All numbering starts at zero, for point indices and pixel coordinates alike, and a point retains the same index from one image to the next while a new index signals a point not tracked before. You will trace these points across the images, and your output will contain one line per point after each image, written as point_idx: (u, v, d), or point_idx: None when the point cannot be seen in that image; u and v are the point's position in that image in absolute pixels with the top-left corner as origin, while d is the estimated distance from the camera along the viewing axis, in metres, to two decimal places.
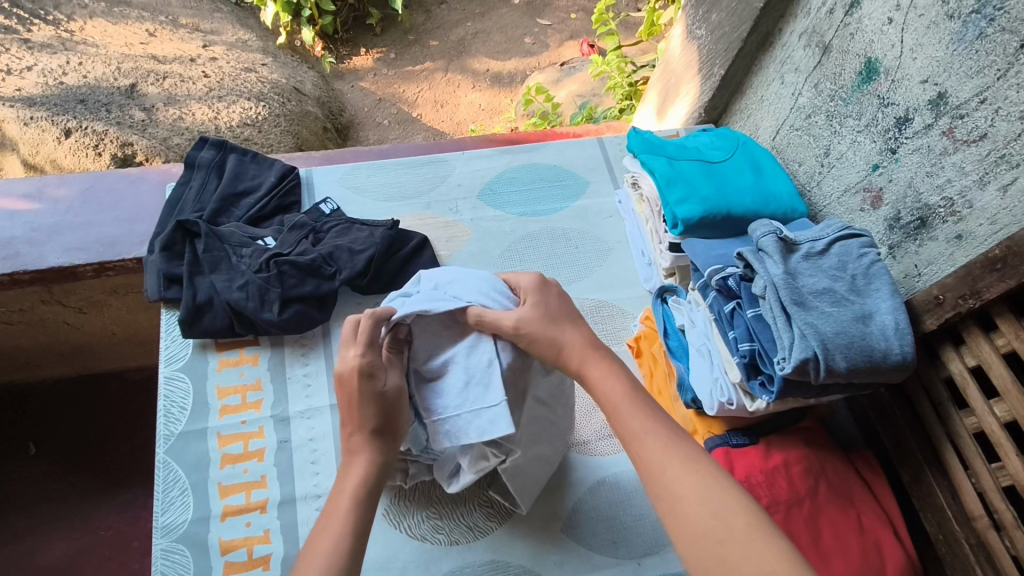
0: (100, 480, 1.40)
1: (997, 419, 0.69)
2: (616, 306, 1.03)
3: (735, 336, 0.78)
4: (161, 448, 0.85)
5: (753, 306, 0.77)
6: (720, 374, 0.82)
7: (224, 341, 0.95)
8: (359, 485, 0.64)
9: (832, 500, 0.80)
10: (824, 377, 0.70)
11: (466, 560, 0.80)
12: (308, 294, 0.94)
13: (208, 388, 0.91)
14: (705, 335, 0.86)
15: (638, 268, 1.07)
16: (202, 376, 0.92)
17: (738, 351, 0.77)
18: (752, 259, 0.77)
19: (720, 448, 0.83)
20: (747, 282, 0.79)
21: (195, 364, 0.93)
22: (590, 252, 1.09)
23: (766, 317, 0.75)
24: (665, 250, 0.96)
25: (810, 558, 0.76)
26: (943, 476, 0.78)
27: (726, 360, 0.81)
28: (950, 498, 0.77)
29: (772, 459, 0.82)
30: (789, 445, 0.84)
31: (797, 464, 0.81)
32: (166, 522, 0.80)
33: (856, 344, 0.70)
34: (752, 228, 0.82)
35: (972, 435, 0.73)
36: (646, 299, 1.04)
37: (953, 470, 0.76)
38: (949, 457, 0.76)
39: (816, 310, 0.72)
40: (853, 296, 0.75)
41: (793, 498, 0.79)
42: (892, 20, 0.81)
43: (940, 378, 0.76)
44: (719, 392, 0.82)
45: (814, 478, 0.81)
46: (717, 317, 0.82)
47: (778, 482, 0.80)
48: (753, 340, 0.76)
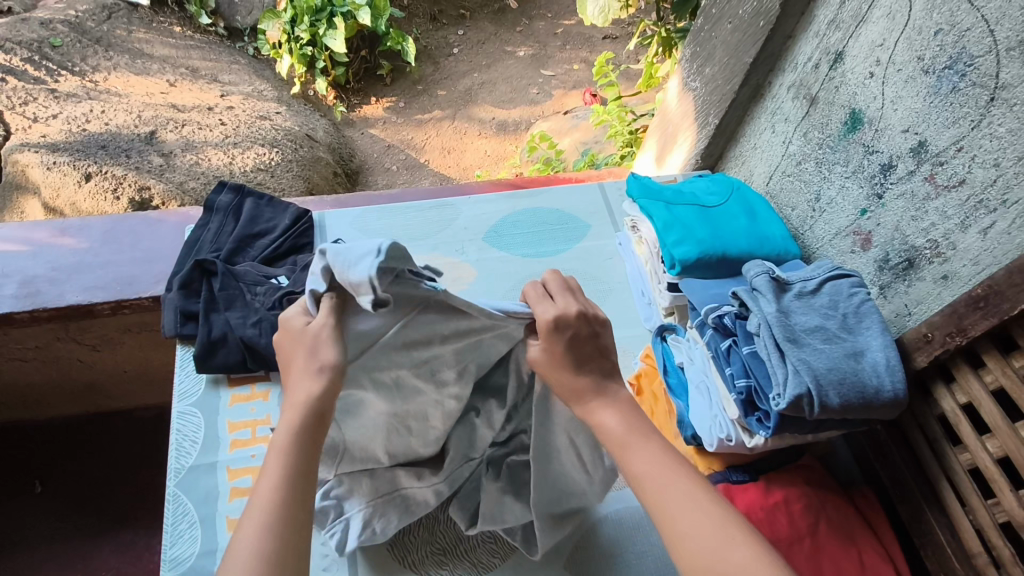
0: (105, 520, 1.41)
1: (990, 455, 0.71)
2: (618, 345, 1.05)
3: (732, 373, 0.80)
4: (172, 481, 0.87)
5: (748, 343, 0.80)
6: (719, 411, 0.84)
7: (236, 377, 0.98)
8: (292, 432, 0.60)
9: (833, 537, 0.80)
10: (818, 413, 0.72)
11: None
12: None
13: (219, 423, 0.93)
14: (703, 372, 0.88)
15: (638, 308, 1.10)
16: (214, 411, 0.95)
17: (735, 388, 0.80)
18: (746, 298, 0.81)
19: (721, 484, 0.84)
20: (742, 320, 0.82)
21: (206, 399, 0.96)
22: (592, 292, 1.12)
23: (761, 353, 0.77)
24: (665, 290, 1.00)
25: None
26: (942, 514, 0.78)
27: (724, 398, 0.84)
28: (950, 537, 0.77)
29: (772, 496, 0.83)
30: (788, 482, 0.85)
31: (797, 501, 0.82)
32: (175, 556, 0.80)
33: (848, 380, 0.73)
34: (746, 268, 0.85)
35: (967, 472, 0.74)
36: (646, 337, 1.07)
37: (952, 507, 0.76)
38: (946, 494, 0.77)
39: (809, 347, 0.75)
40: (845, 334, 0.77)
41: (794, 535, 0.79)
42: (873, 74, 0.86)
43: (933, 415, 0.78)
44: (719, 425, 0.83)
45: (815, 515, 0.81)
46: (715, 354, 0.84)
47: (778, 518, 0.80)
48: (749, 376, 0.79)
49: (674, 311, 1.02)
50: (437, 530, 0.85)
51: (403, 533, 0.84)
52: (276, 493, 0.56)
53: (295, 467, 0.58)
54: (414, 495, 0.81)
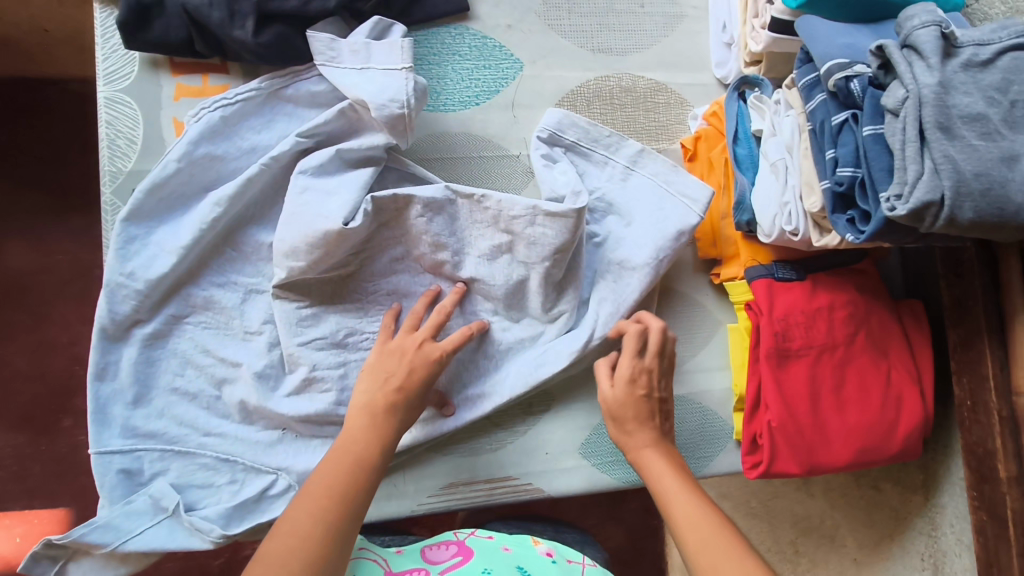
0: (49, 199, 1.21)
1: None
2: (675, 94, 0.83)
3: (836, 157, 0.63)
4: (107, 188, 0.70)
5: (873, 122, 0.60)
6: (794, 198, 0.70)
7: (182, 61, 0.73)
8: (352, 466, 0.61)
9: (866, 349, 0.74)
10: (938, 227, 0.57)
11: None
12: (292, 13, 0.70)
13: (162, 120, 0.72)
14: (787, 148, 0.71)
15: (712, 47, 0.84)
16: (154, 104, 0.72)
17: (834, 177, 0.63)
18: (895, 57, 0.57)
19: (763, 281, 0.74)
20: (875, 89, 0.60)
21: (143, 85, 0.72)
22: (658, 17, 0.84)
23: (888, 140, 0.58)
24: (764, 31, 0.74)
25: (826, 403, 0.73)
26: (1000, 346, 0.69)
27: (807, 183, 0.68)
28: (998, 369, 0.69)
29: (816, 300, 0.74)
30: (838, 286, 0.76)
31: (842, 309, 0.74)
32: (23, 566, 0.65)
33: (992, 192, 0.55)
34: (903, 13, 0.59)
35: None
36: (713, 89, 0.84)
37: (1015, 342, 0.68)
38: (1019, 327, 0.67)
39: (961, 141, 0.55)
40: (1005, 131, 0.56)
41: (827, 344, 0.74)
42: None
43: None
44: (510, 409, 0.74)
45: (856, 325, 0.74)
46: (817, 129, 0.66)
47: (817, 325, 0.74)
48: (858, 165, 0.61)
49: (761, 60, 0.78)
50: (331, 309, 0.73)
51: (300, 293, 0.72)
52: (330, 484, 0.59)
53: (338, 493, 0.59)
54: (321, 134, 0.72)
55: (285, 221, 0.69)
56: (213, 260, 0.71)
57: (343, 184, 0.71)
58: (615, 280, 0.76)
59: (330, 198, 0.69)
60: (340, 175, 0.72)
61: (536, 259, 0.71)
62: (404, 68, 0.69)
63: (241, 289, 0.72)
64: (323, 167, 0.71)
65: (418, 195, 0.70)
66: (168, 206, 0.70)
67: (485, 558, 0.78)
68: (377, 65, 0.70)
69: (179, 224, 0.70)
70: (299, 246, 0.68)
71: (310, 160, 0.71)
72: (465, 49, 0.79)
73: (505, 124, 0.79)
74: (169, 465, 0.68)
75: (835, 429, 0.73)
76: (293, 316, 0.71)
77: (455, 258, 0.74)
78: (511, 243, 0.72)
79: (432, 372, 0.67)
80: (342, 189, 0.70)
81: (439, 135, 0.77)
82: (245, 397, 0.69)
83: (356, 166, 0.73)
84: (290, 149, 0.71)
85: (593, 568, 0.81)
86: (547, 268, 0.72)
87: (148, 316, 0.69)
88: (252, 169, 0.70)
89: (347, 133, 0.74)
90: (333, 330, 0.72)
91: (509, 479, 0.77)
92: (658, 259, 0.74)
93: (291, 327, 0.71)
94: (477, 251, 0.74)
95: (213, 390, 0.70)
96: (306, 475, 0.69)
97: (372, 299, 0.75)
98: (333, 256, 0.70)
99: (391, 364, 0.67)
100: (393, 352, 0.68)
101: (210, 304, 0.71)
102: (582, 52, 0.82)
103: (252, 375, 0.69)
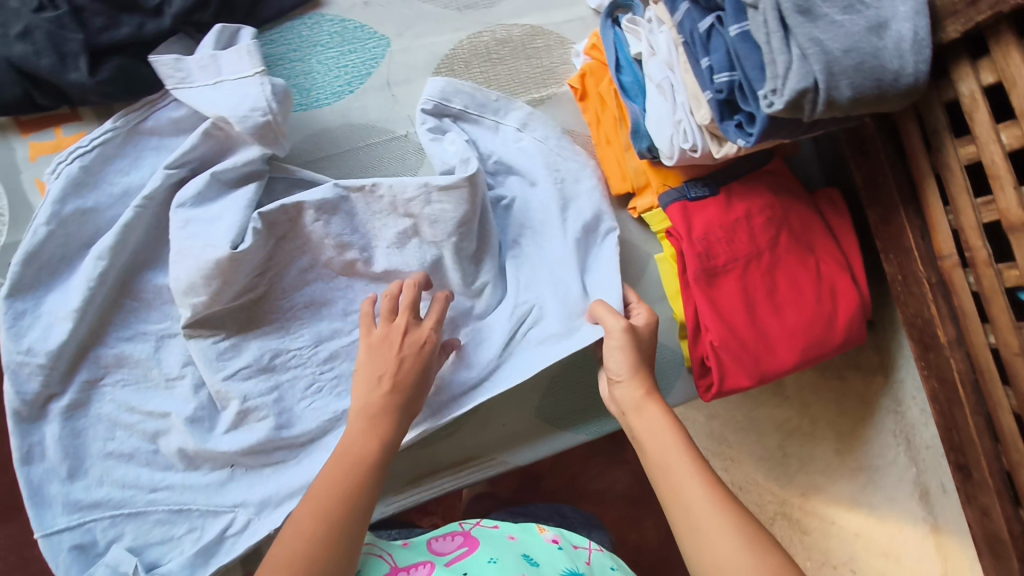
0: None
1: (1002, 148, 0.58)
2: (554, 35, 0.80)
3: (710, 65, 0.61)
4: None
5: (737, 20, 0.58)
6: (686, 115, 0.67)
7: (30, 119, 0.70)
8: (351, 462, 0.59)
9: (793, 249, 0.74)
10: (818, 113, 0.55)
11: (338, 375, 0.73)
12: (128, 41, 0.66)
13: (24, 183, 0.69)
14: (668, 65, 0.68)
15: None
16: (12, 168, 0.69)
17: (713, 85, 0.61)
18: None
19: (677, 205, 0.73)
20: None
21: None
22: None
23: (754, 36, 0.56)
24: None
25: (763, 311, 0.73)
26: (916, 214, 0.69)
27: (693, 97, 0.66)
28: (920, 238, 0.69)
29: (733, 212, 0.73)
30: (753, 193, 0.74)
31: (760, 214, 0.73)
32: None
33: (866, 64, 0.54)
34: None
35: (963, 166, 0.63)
36: (590, 22, 0.81)
37: (930, 207, 0.68)
38: (930, 191, 0.67)
39: (823, 20, 0.53)
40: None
41: (752, 253, 0.73)
42: None
43: (941, 101, 0.63)
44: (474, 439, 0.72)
45: (777, 227, 0.73)
46: (688, 39, 0.63)
47: (738, 237, 0.73)
48: (733, 68, 0.60)
49: None
50: (251, 335, 0.71)
51: (211, 327, 0.69)
52: (335, 482, 0.57)
53: (346, 491, 0.57)
54: (191, 158, 0.69)
55: (174, 259, 0.65)
56: (115, 315, 0.68)
57: (226, 207, 0.67)
58: (538, 247, 0.76)
59: (215, 225, 0.66)
60: (222, 198, 0.68)
61: (441, 235, 0.70)
62: (257, 73, 0.66)
63: (153, 336, 0.70)
64: (202, 196, 0.67)
65: (306, 200, 0.68)
66: (51, 273, 0.66)
67: (491, 546, 0.75)
68: (229, 76, 0.67)
69: (68, 286, 0.67)
70: (195, 282, 0.65)
71: (186, 190, 0.67)
72: (325, 37, 0.75)
73: (383, 106, 0.76)
74: (121, 531, 0.65)
75: (778, 334, 0.73)
76: (219, 364, 0.68)
77: (363, 255, 0.72)
78: (415, 226, 0.70)
79: (423, 359, 0.65)
80: (226, 213, 0.67)
81: (320, 132, 0.74)
82: (183, 443, 0.67)
83: (238, 185, 0.70)
84: (161, 184, 0.68)
85: (599, 554, 0.80)
86: (456, 241, 0.70)
87: (61, 387, 0.66)
88: (127, 213, 0.67)
89: (219, 153, 0.70)
90: (257, 355, 0.70)
91: (473, 456, 0.78)
92: (580, 223, 0.75)
93: (212, 364, 0.68)
94: (383, 242, 0.71)
95: (150, 445, 0.68)
96: (264, 503, 0.68)
97: (290, 316, 0.72)
98: (235, 280, 0.67)
99: (382, 363, 0.64)
100: (383, 345, 0.65)
101: (122, 360, 0.68)
102: (447, 12, 0.78)
103: (184, 420, 0.67)
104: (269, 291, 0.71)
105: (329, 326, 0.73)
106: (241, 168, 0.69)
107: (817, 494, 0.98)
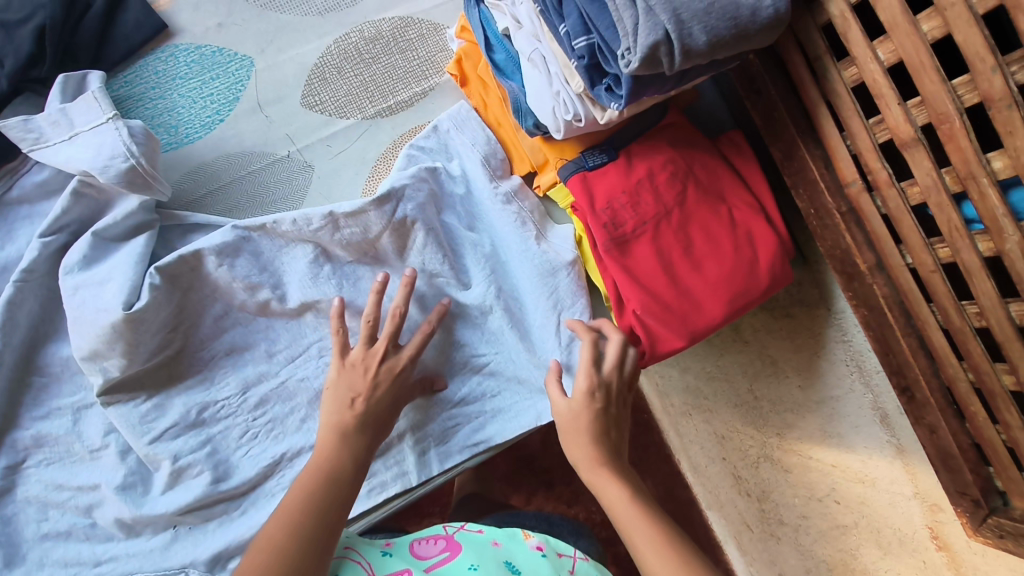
0: None
1: (880, 64, 0.55)
2: (426, 22, 0.78)
3: (567, 31, 0.58)
4: None
5: None
6: (561, 86, 0.64)
7: None
8: (318, 469, 0.61)
9: (701, 201, 0.70)
10: (679, 65, 0.53)
11: (274, 422, 0.69)
12: None
13: None
14: (534, 37, 0.65)
15: None
16: None
17: (573, 51, 0.58)
18: None
19: (576, 177, 0.70)
20: None
21: None
22: None
23: None
24: None
25: (681, 270, 0.70)
26: (816, 145, 0.66)
27: (563, 66, 0.62)
28: (824, 168, 0.66)
29: (634, 174, 0.70)
30: (652, 150, 0.71)
31: (661, 171, 0.70)
32: None
33: (717, 3, 0.51)
34: None
35: (849, 88, 0.60)
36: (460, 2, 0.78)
37: (828, 135, 0.64)
38: (823, 118, 0.63)
39: None
40: None
41: (660, 212, 0.70)
42: None
43: (816, 25, 0.60)
44: (423, 469, 0.71)
45: (681, 181, 0.70)
46: (543, 7, 0.61)
47: (642, 199, 0.70)
48: (589, 31, 0.57)
49: None
50: (174, 393, 0.67)
51: (124, 392, 0.66)
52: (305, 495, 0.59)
53: (321, 500, 0.59)
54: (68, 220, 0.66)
55: (71, 329, 0.62)
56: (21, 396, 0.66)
57: (113, 266, 0.64)
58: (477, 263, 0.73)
59: (102, 289, 0.62)
60: (110, 258, 0.65)
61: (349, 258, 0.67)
62: (110, 118, 0.63)
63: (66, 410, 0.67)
64: (86, 259, 0.64)
65: (204, 247, 0.64)
66: None
67: (472, 553, 0.71)
68: (85, 129, 0.64)
69: None
70: (97, 347, 0.62)
71: (70, 256, 0.64)
72: (187, 69, 0.73)
73: (264, 129, 0.73)
74: None
75: (700, 291, 0.69)
76: (167, 442, 0.65)
77: (276, 293, 0.68)
78: (320, 250, 0.68)
79: (399, 383, 0.66)
80: (113, 273, 0.63)
81: (197, 168, 0.71)
82: (118, 514, 0.64)
83: (127, 240, 0.66)
84: (39, 252, 0.65)
85: (585, 563, 0.75)
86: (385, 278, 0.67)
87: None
88: (7, 288, 0.64)
89: (98, 210, 0.67)
90: (183, 413, 0.66)
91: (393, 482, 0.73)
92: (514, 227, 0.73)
93: (133, 428, 0.65)
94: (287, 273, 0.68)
95: (86, 519, 0.65)
96: (216, 559, 0.64)
97: (214, 368, 0.69)
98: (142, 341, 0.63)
99: (355, 382, 0.64)
100: (359, 366, 0.65)
101: (40, 440, 0.65)
102: (309, 19, 0.76)
103: (113, 492, 0.64)
104: (189, 345, 0.68)
105: (255, 370, 0.69)
106: (127, 223, 0.66)
107: (791, 432, 0.99)
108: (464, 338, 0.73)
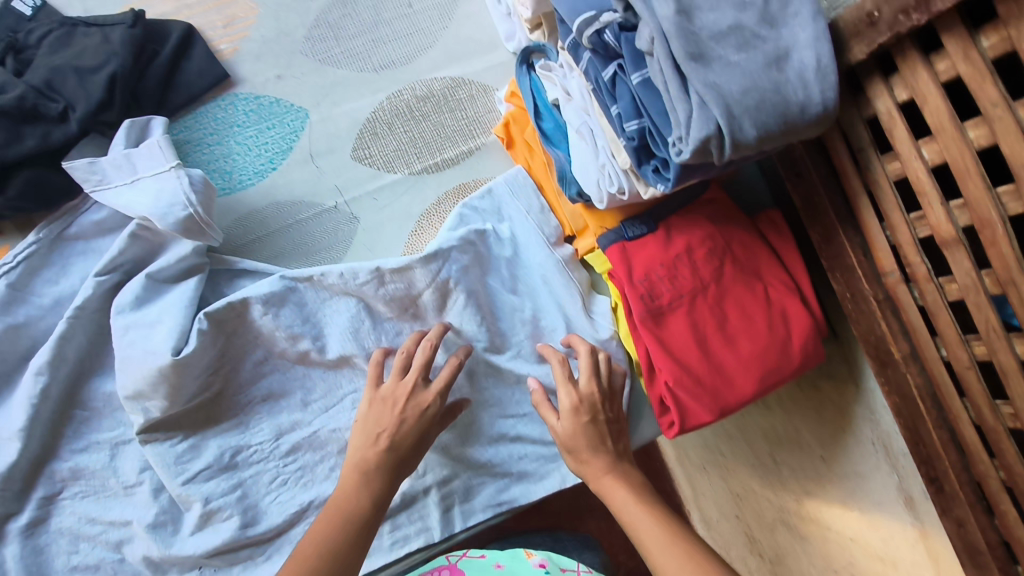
0: None
1: (924, 162, 0.56)
2: (477, 83, 0.80)
3: (620, 113, 0.60)
4: None
5: (637, 67, 0.56)
6: (607, 159, 0.65)
7: None
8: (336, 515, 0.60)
9: (738, 278, 0.72)
10: (729, 155, 0.54)
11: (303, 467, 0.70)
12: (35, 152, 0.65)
13: None
14: (584, 110, 0.67)
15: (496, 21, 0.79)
16: None
17: (624, 133, 0.60)
18: None
19: (615, 247, 0.71)
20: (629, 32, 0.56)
21: None
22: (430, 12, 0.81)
23: (655, 83, 0.55)
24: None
25: (715, 345, 0.71)
26: (856, 233, 0.67)
27: (611, 142, 0.64)
28: (862, 256, 0.67)
29: (672, 248, 0.71)
30: (692, 224, 0.72)
31: (700, 247, 0.71)
32: None
33: (767, 99, 0.52)
34: None
35: (892, 181, 0.61)
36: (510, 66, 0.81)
37: (868, 224, 0.65)
38: (864, 208, 0.65)
39: (717, 61, 0.52)
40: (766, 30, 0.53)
41: (697, 287, 0.71)
42: None
43: (862, 119, 0.61)
44: (447, 527, 0.71)
45: (719, 257, 0.72)
46: (595, 86, 0.62)
47: (680, 273, 0.71)
48: (641, 115, 0.58)
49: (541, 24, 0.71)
50: (209, 435, 0.69)
51: (163, 430, 0.67)
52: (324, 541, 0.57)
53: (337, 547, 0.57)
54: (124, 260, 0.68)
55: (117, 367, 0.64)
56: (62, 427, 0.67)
57: (164, 307, 0.66)
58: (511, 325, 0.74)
59: (153, 330, 0.64)
60: (161, 300, 0.67)
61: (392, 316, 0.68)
62: (173, 167, 0.66)
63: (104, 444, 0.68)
64: (138, 300, 0.66)
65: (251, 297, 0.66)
66: None
67: None
68: (147, 174, 0.66)
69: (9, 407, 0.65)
70: (141, 387, 0.63)
71: (122, 297, 0.66)
72: (246, 117, 0.76)
73: (314, 180, 0.75)
74: None
75: (733, 366, 0.70)
76: (193, 477, 0.66)
77: (316, 344, 0.69)
78: (361, 303, 0.69)
79: (427, 420, 0.64)
80: (164, 315, 0.65)
81: (248, 215, 0.74)
82: (147, 551, 0.65)
83: (178, 281, 0.69)
84: (93, 291, 0.67)
85: None
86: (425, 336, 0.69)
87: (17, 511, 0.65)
88: (60, 324, 0.66)
89: (152, 251, 0.70)
90: (217, 455, 0.68)
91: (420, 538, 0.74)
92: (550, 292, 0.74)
93: (168, 467, 0.66)
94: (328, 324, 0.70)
95: (115, 554, 0.66)
96: None
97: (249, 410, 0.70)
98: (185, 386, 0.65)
99: (382, 417, 0.64)
100: (388, 402, 0.65)
101: (77, 473, 0.67)
102: (365, 74, 0.78)
103: (145, 529, 0.65)
104: (228, 387, 0.69)
105: (289, 418, 0.71)
106: (180, 267, 0.68)
107: (812, 500, 0.97)
108: (498, 397, 0.74)
